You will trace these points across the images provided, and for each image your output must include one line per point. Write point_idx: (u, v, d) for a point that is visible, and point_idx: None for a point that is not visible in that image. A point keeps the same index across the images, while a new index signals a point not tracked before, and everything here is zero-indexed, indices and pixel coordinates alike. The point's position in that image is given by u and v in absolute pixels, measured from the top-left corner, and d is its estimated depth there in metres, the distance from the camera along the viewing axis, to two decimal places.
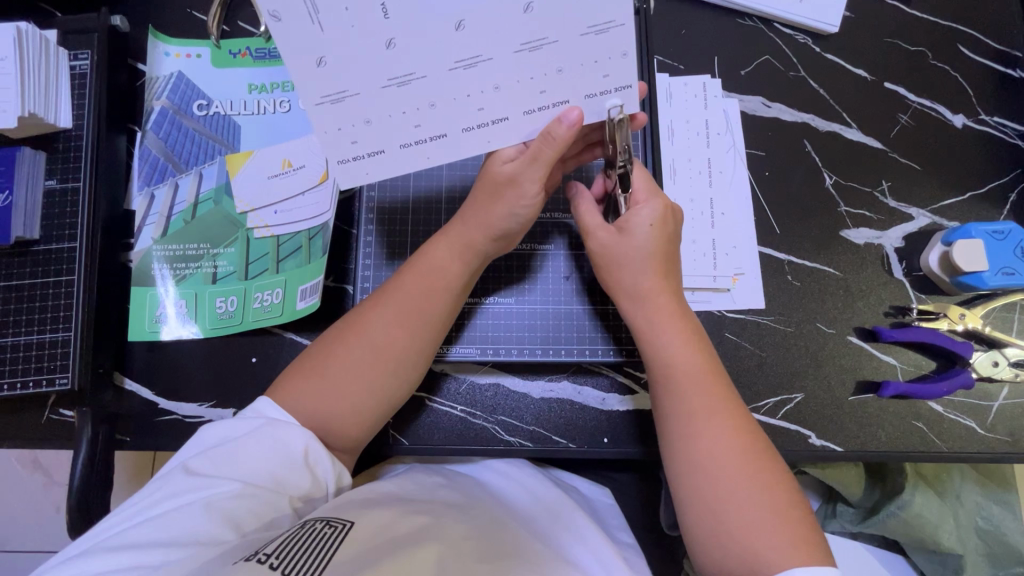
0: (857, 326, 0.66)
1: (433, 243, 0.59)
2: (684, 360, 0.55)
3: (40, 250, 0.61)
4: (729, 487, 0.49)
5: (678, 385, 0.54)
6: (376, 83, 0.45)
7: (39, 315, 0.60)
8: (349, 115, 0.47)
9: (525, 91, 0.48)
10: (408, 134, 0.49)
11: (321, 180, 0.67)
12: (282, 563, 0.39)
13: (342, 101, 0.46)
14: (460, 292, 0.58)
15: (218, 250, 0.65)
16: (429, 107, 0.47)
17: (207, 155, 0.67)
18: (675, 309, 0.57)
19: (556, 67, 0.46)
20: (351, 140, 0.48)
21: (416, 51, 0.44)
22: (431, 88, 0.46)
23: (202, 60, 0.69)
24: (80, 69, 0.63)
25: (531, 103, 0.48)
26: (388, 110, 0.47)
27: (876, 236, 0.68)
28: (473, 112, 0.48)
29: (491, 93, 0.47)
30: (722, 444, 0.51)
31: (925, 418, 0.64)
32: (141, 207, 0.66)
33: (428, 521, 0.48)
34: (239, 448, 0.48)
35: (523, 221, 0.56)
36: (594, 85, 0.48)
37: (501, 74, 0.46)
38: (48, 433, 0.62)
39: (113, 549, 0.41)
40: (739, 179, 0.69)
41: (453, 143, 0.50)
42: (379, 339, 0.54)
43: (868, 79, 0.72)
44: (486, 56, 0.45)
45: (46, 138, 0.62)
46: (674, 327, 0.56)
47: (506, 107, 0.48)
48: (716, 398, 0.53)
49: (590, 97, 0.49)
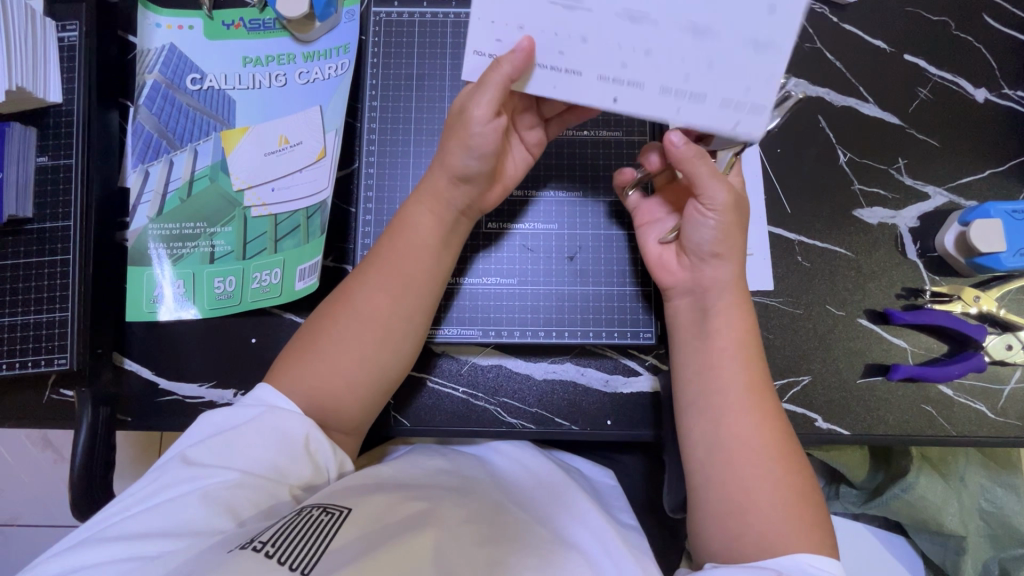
0: (868, 309, 0.64)
1: (408, 204, 0.57)
2: (727, 344, 0.53)
3: (34, 229, 0.59)
4: (741, 471, 0.49)
5: (714, 369, 0.53)
6: None
7: (35, 295, 0.58)
8: (570, 25, 0.46)
9: (739, 79, 0.47)
10: (612, 69, 0.47)
11: (319, 157, 0.64)
12: (278, 552, 0.39)
13: (572, 11, 0.45)
14: (435, 248, 0.56)
15: (215, 229, 0.64)
16: (643, 53, 0.46)
17: (201, 131, 0.65)
18: (736, 291, 0.55)
19: (773, 75, 0.46)
20: (559, 50, 0.48)
21: None
22: (588, 21, 0.46)
23: (194, 31, 0.67)
24: (68, 42, 0.60)
25: (735, 92, 0.47)
26: (545, 25, 0.46)
27: (890, 215, 0.66)
28: (615, 67, 0.47)
29: (576, 43, 0.47)
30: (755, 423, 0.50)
31: (934, 402, 0.63)
32: (135, 184, 0.65)
33: (427, 506, 0.48)
34: (238, 436, 0.47)
35: (481, 158, 0.53)
36: (736, 95, 0.47)
37: (723, 51, 0.45)
38: (49, 413, 0.62)
39: (113, 539, 0.41)
40: (750, 157, 0.67)
41: (644, 100, 0.48)
42: (365, 308, 0.53)
43: (888, 51, 0.68)
44: (652, 17, 0.45)
45: (37, 114, 0.60)
46: (728, 308, 0.54)
47: (710, 87, 0.47)
48: (755, 388, 0.52)
49: (726, 105, 0.48)
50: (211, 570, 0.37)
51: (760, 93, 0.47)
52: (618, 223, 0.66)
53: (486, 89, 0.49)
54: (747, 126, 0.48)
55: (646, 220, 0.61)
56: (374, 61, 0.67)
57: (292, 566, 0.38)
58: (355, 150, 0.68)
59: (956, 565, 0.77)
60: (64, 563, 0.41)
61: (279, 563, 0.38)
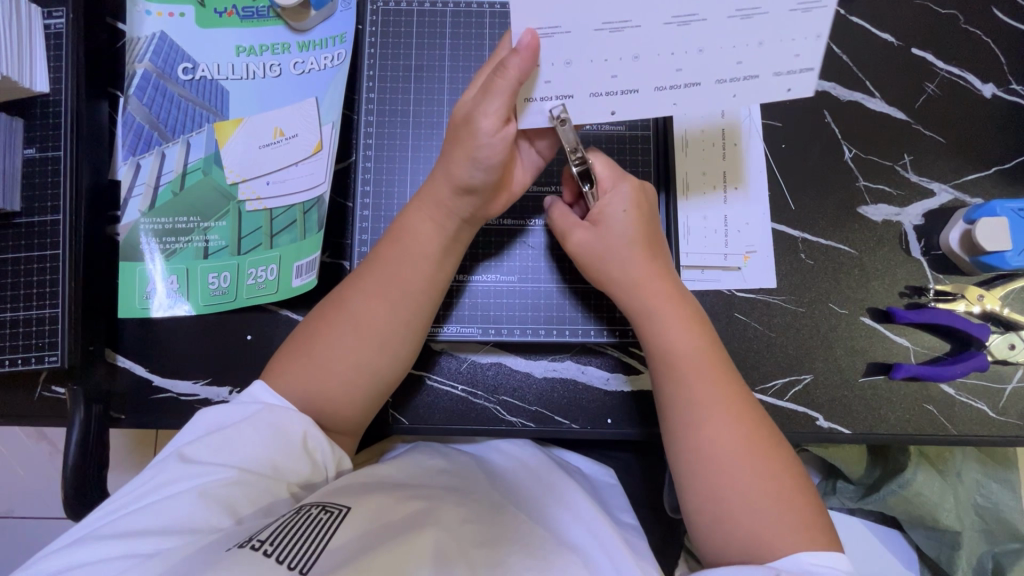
0: (871, 307, 0.64)
1: (408, 209, 0.56)
2: (685, 347, 0.53)
3: (22, 223, 0.58)
4: (729, 475, 0.48)
5: (678, 374, 0.52)
6: (589, 25, 0.43)
7: (25, 291, 0.57)
8: (620, 47, 0.45)
9: (783, 49, 0.45)
10: (668, 76, 0.47)
11: (315, 150, 0.63)
12: (276, 550, 0.38)
13: (619, 32, 0.44)
14: (439, 256, 0.55)
15: (208, 223, 0.63)
16: (698, 52, 0.45)
17: (194, 123, 0.64)
18: (671, 290, 0.55)
19: (816, 33, 0.44)
20: (612, 74, 0.47)
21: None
22: (640, 40, 0.44)
23: (186, 19, 0.65)
24: (55, 29, 0.58)
25: (783, 63, 0.46)
26: (592, 55, 0.45)
27: (895, 212, 0.65)
28: (671, 73, 0.46)
29: (629, 62, 0.46)
30: (714, 419, 0.50)
31: (935, 401, 0.62)
32: (127, 177, 0.63)
33: (425, 506, 0.47)
34: (235, 434, 0.46)
35: (488, 170, 0.51)
36: (784, 64, 0.46)
37: (771, 29, 0.44)
38: (41, 411, 0.61)
39: (109, 538, 0.41)
40: (754, 152, 0.65)
41: (704, 96, 0.47)
42: (360, 314, 0.52)
43: (895, 44, 0.67)
44: (704, 15, 0.43)
45: (22, 104, 0.58)
46: (676, 318, 0.54)
47: (761, 65, 0.46)
48: (714, 383, 0.51)
49: (777, 75, 0.46)
50: (207, 569, 0.37)
51: (806, 54, 0.45)
52: None
53: (494, 96, 0.47)
54: (798, 89, 0.47)
55: None
56: (372, 51, 0.66)
57: (291, 565, 0.38)
58: (351, 143, 0.66)
59: (950, 559, 0.78)
60: (60, 562, 0.40)
61: (276, 561, 0.38)
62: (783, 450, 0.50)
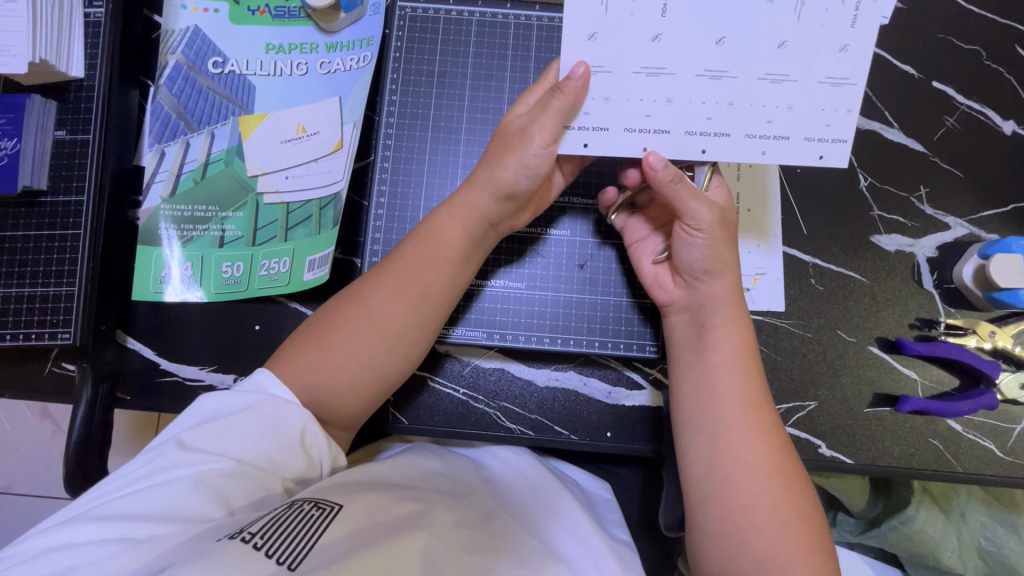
0: (880, 336, 0.63)
1: (441, 211, 0.56)
2: (733, 357, 0.52)
3: (47, 201, 0.59)
4: (749, 488, 0.47)
5: (716, 383, 0.51)
6: (630, 68, 0.49)
7: (43, 268, 0.58)
8: (655, 91, 0.49)
9: (815, 117, 0.50)
10: (699, 123, 0.50)
11: (335, 147, 0.64)
12: (266, 544, 0.39)
13: (655, 78, 0.49)
14: (460, 259, 0.55)
15: (226, 213, 0.64)
16: (727, 105, 0.50)
17: (220, 115, 0.65)
18: (728, 299, 0.53)
19: (845, 108, 0.50)
20: (647, 113, 0.50)
21: (675, 51, 0.49)
22: (674, 86, 0.49)
23: (219, 15, 0.67)
24: (95, 18, 0.60)
25: (813, 129, 0.50)
26: (631, 94, 0.50)
27: (908, 243, 0.65)
28: (702, 120, 0.50)
29: (662, 104, 0.50)
30: (753, 442, 0.49)
31: (942, 436, 0.61)
32: (151, 163, 0.65)
33: (418, 509, 0.47)
34: (235, 425, 0.47)
35: (534, 177, 0.52)
36: (816, 129, 0.50)
37: (797, 95, 0.50)
38: (49, 387, 0.62)
39: (103, 520, 0.41)
40: (769, 175, 0.66)
41: (733, 147, 0.50)
42: (380, 312, 0.53)
43: (915, 76, 0.67)
44: (733, 73, 0.49)
45: (58, 87, 0.60)
46: (728, 328, 0.53)
47: (791, 128, 0.50)
48: (750, 398, 0.50)
49: (808, 139, 0.50)
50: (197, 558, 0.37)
51: (837, 125, 0.50)
52: (616, 234, 0.65)
53: (548, 113, 0.49)
54: (831, 157, 0.51)
55: (636, 238, 0.61)
56: (396, 55, 0.67)
57: (279, 560, 0.38)
58: (371, 143, 0.68)
59: None
60: (51, 541, 0.40)
61: (266, 556, 0.38)
62: (800, 472, 0.49)
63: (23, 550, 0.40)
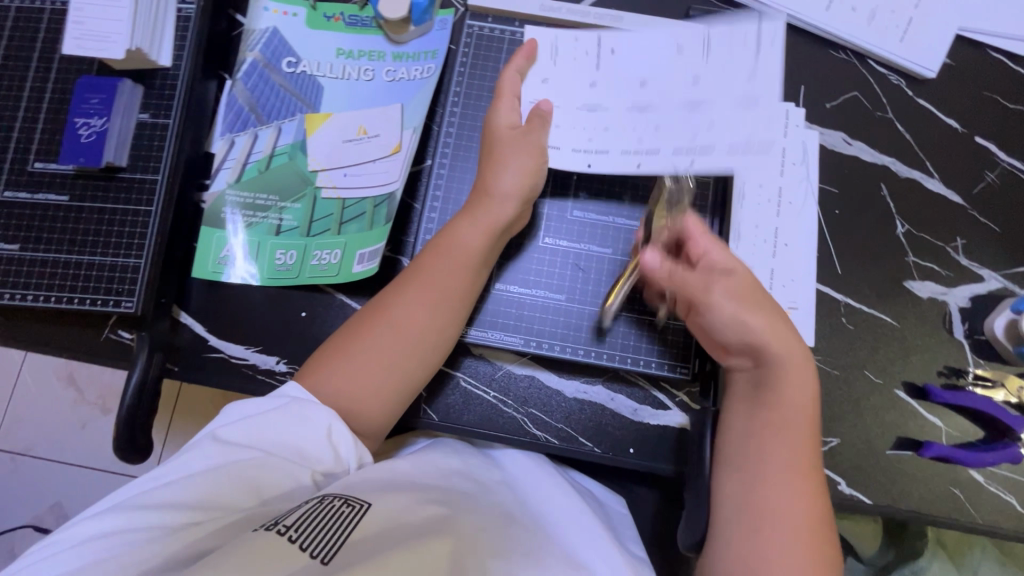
0: (907, 381, 0.64)
1: (459, 219, 0.60)
2: (796, 415, 0.52)
3: (124, 178, 0.63)
4: (782, 542, 0.47)
5: (774, 433, 0.51)
6: (575, 103, 0.65)
7: (115, 240, 0.62)
8: (596, 122, 0.64)
9: (732, 133, 0.61)
10: (631, 143, 0.63)
11: (394, 151, 0.68)
12: (301, 538, 0.42)
13: (596, 112, 0.64)
14: (478, 264, 0.59)
15: (285, 204, 0.67)
16: (651, 129, 0.63)
17: (289, 111, 0.69)
18: (800, 361, 0.54)
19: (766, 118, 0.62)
20: (590, 137, 0.64)
21: (616, 94, 0.65)
22: (609, 118, 0.64)
23: (297, 19, 0.71)
24: (186, 13, 0.66)
25: (734, 138, 0.61)
26: (579, 123, 0.64)
27: (941, 292, 0.66)
28: (632, 141, 0.63)
29: (602, 131, 0.64)
30: (800, 489, 0.49)
31: (963, 486, 0.62)
32: (220, 151, 0.68)
33: (441, 512, 0.49)
34: (267, 421, 0.49)
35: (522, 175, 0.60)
36: (737, 137, 0.61)
37: (715, 118, 0.62)
38: (101, 351, 0.65)
39: (143, 508, 0.44)
40: (808, 215, 0.67)
41: (661, 160, 0.61)
42: (402, 317, 0.55)
43: (959, 130, 0.69)
44: (650, 105, 0.64)
45: (146, 74, 0.65)
46: (792, 386, 0.53)
47: (712, 139, 0.61)
48: (805, 460, 0.50)
49: (733, 145, 0.61)
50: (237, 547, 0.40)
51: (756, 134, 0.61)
52: None
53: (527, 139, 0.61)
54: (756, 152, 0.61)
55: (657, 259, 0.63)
56: (461, 70, 0.71)
57: (313, 554, 0.41)
58: (427, 149, 0.71)
59: None
60: (92, 527, 0.43)
61: (301, 549, 0.41)
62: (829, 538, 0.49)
63: (69, 536, 0.43)
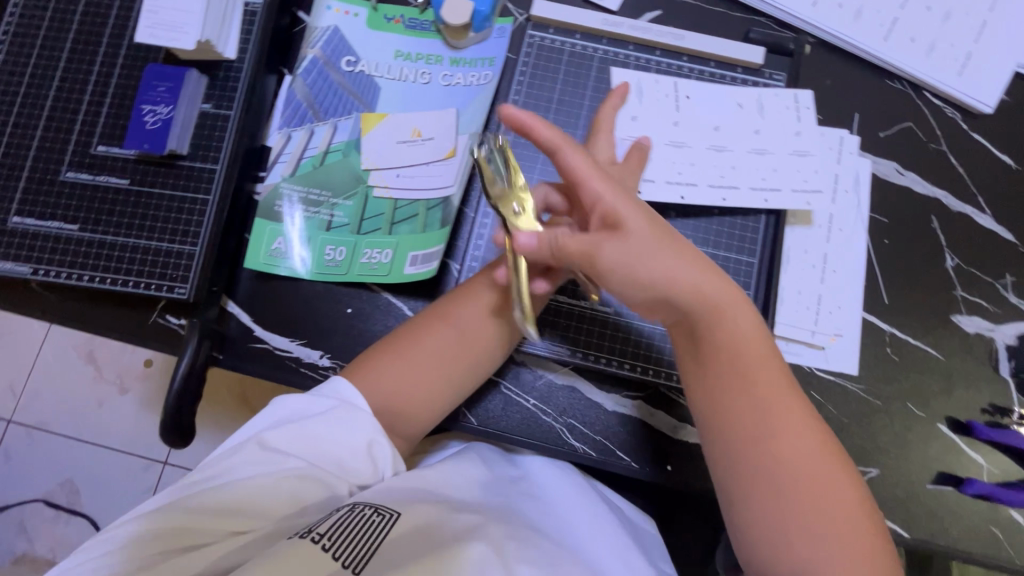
0: (950, 416, 0.64)
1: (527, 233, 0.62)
2: (754, 365, 0.48)
3: (184, 166, 0.64)
4: (793, 513, 0.44)
5: (734, 392, 0.48)
6: (664, 139, 0.66)
7: (171, 226, 0.63)
8: (683, 158, 0.66)
9: (799, 176, 0.64)
10: (715, 181, 0.65)
11: (448, 154, 0.68)
12: (333, 547, 0.42)
13: (680, 148, 0.66)
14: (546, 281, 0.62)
15: (337, 200, 0.68)
16: (731, 167, 0.65)
17: (345, 109, 0.70)
18: (727, 294, 0.49)
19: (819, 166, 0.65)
20: (678, 172, 0.65)
21: (697, 133, 0.66)
22: (695, 156, 0.66)
23: (358, 19, 0.72)
24: (252, 8, 0.67)
25: (799, 183, 0.64)
26: (671, 158, 0.66)
27: (988, 328, 0.66)
28: (716, 177, 0.65)
29: (687, 166, 0.66)
30: (806, 459, 0.46)
31: (1002, 525, 0.61)
32: (277, 144, 0.69)
33: (474, 520, 0.49)
34: (311, 429, 0.49)
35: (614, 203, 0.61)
36: (800, 183, 0.64)
37: (782, 163, 0.65)
38: (150, 335, 0.66)
39: (190, 510, 0.44)
40: (857, 242, 0.67)
41: (742, 197, 0.64)
42: (471, 325, 0.58)
43: (1013, 167, 0.69)
44: (729, 147, 0.66)
45: (211, 65, 0.66)
46: (743, 331, 0.49)
47: (782, 182, 0.64)
48: (776, 411, 0.47)
49: (797, 190, 0.64)
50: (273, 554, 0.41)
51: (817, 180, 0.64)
52: None
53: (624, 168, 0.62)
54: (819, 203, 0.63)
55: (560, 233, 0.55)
56: (520, 79, 0.72)
57: (345, 564, 0.42)
58: None
59: None
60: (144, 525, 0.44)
61: (333, 557, 0.42)
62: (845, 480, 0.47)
63: (120, 534, 0.44)
